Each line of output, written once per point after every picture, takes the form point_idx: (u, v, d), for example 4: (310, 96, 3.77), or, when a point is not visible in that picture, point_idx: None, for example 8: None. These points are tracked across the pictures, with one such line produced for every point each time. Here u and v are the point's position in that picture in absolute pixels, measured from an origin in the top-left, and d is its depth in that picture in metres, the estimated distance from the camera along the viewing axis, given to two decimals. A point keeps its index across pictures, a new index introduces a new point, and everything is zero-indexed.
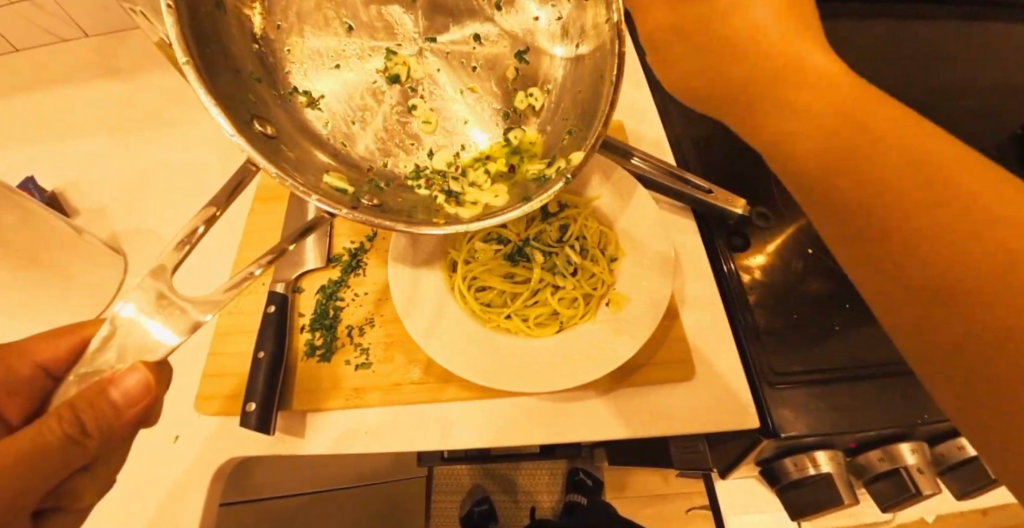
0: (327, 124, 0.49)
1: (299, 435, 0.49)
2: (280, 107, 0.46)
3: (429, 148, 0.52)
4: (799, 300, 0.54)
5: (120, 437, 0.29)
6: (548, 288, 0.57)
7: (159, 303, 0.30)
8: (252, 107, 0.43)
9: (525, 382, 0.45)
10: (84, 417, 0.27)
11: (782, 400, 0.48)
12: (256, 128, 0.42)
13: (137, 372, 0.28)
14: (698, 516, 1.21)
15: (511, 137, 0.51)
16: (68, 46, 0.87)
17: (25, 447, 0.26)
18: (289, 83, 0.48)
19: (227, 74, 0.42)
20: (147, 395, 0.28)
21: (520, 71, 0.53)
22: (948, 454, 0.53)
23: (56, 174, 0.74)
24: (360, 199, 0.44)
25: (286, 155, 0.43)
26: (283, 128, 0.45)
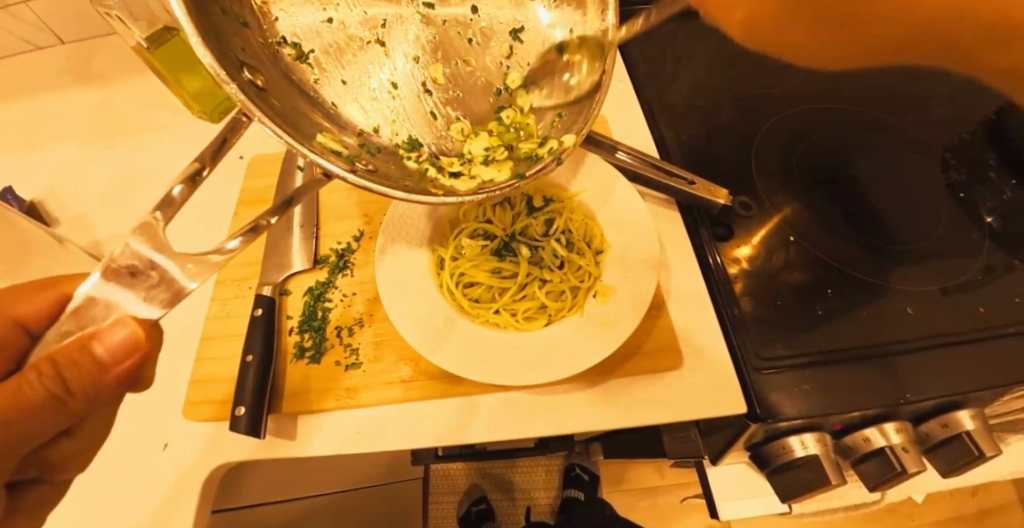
0: (318, 83, 0.47)
1: (290, 438, 0.49)
2: (267, 56, 0.44)
3: (430, 114, 0.51)
4: (781, 287, 0.56)
5: (108, 390, 0.30)
6: (535, 281, 0.58)
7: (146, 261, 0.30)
8: (240, 52, 0.40)
9: (515, 376, 0.45)
10: (64, 373, 0.27)
11: (768, 384, 0.50)
12: (245, 75, 0.39)
13: (123, 327, 0.27)
14: (693, 503, 1.26)
15: (501, 115, 0.50)
16: (44, 53, 0.86)
17: (14, 399, 0.27)
18: (275, 33, 0.46)
19: (215, 17, 0.39)
20: (129, 354, 0.28)
21: (514, 50, 0.51)
22: (933, 432, 0.55)
23: (34, 183, 0.72)
24: (355, 161, 0.43)
25: (276, 108, 0.40)
26: (271, 76, 0.43)
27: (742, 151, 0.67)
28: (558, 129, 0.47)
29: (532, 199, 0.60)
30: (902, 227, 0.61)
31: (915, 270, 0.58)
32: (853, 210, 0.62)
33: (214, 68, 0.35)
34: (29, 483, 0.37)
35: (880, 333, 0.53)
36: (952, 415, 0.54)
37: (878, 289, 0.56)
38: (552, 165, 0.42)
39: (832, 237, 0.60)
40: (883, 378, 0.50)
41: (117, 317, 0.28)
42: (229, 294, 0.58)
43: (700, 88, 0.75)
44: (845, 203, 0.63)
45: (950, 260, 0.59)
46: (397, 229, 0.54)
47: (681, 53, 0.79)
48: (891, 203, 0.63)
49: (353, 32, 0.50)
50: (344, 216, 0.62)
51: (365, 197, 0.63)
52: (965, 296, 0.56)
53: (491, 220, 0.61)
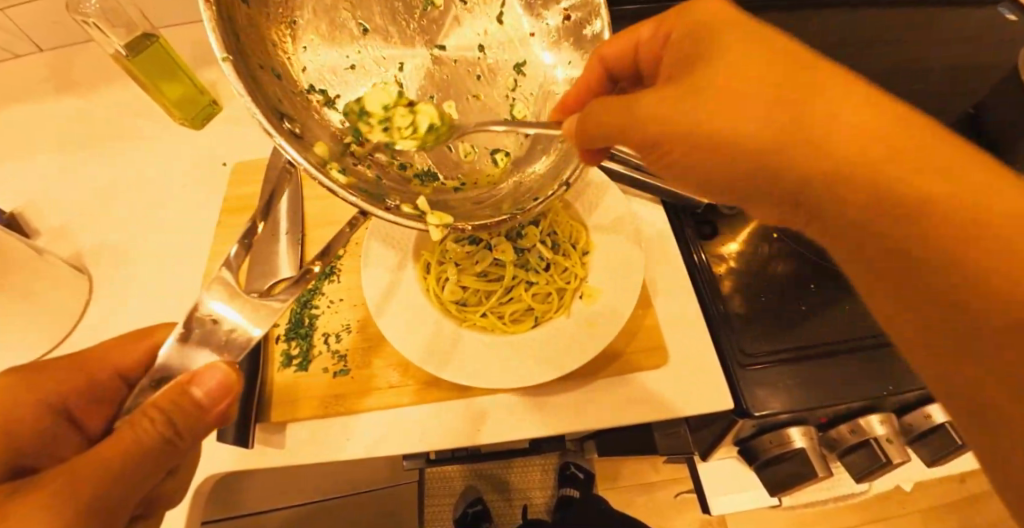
0: (343, 123, 0.45)
1: (280, 446, 0.49)
2: (299, 102, 0.42)
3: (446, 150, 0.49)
4: (764, 284, 0.57)
5: (202, 434, 0.31)
6: (522, 284, 0.58)
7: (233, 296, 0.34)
8: (278, 102, 0.40)
9: (503, 379, 0.45)
10: (174, 419, 0.29)
11: (754, 380, 0.50)
12: (285, 125, 0.38)
13: (217, 370, 0.31)
14: (687, 499, 1.27)
15: (494, 158, 0.51)
16: (24, 61, 0.84)
17: (129, 450, 0.28)
18: (304, 81, 0.44)
19: (254, 71, 0.38)
20: (229, 390, 0.31)
21: (519, 83, 0.51)
22: (917, 423, 0.56)
23: (14, 194, 0.71)
24: (386, 198, 0.42)
25: (316, 152, 0.40)
26: (307, 125, 0.42)
27: None
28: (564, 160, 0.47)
29: None
30: None
31: None
32: None
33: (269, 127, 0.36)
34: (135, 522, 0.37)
35: (863, 326, 0.54)
36: (934, 407, 0.55)
37: None
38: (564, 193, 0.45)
39: None
40: (865, 369, 0.51)
41: (209, 363, 0.31)
42: None
43: None
44: None
45: None
46: (384, 233, 0.54)
47: None
48: None
49: (371, 78, 0.47)
50: (331, 222, 0.62)
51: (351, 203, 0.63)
52: None
53: None
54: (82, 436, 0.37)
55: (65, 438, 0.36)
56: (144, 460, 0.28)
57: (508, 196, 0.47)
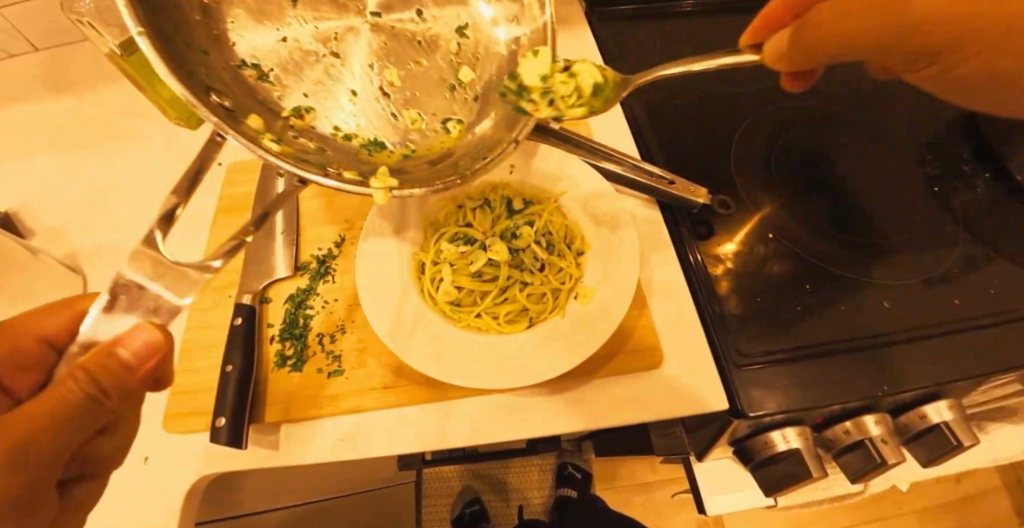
0: (281, 97, 0.47)
1: (274, 447, 0.49)
2: (232, 79, 0.44)
3: (392, 116, 0.49)
4: (760, 284, 0.57)
5: (133, 392, 0.32)
6: (516, 285, 0.59)
7: (154, 271, 0.32)
8: (206, 78, 0.41)
9: (498, 379, 0.45)
10: (99, 379, 0.30)
11: (749, 380, 0.50)
12: (212, 98, 0.40)
13: (144, 331, 0.30)
14: (685, 499, 1.27)
15: (447, 126, 0.48)
16: (20, 60, 0.84)
17: (54, 408, 0.29)
18: (236, 56, 0.46)
19: (177, 50, 0.40)
20: (154, 349, 0.30)
21: (462, 46, 0.52)
22: (912, 423, 0.56)
23: (8, 194, 0.71)
24: (326, 165, 0.42)
25: (250, 124, 0.42)
26: (242, 99, 0.44)
27: (722, 150, 0.68)
28: (511, 114, 0.44)
29: (511, 202, 0.61)
30: (881, 223, 0.62)
31: (895, 265, 0.59)
32: (833, 206, 0.63)
33: (186, 94, 0.37)
34: (72, 484, 0.38)
35: (858, 326, 0.54)
36: (929, 406, 0.55)
37: (853, 281, 0.57)
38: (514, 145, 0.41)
39: (813, 233, 0.61)
40: (860, 370, 0.51)
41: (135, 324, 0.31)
42: (209, 303, 0.57)
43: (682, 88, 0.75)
44: (826, 199, 0.64)
45: (926, 254, 0.60)
46: (379, 234, 0.54)
47: (663, 53, 0.80)
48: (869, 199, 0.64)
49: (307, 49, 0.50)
50: (326, 222, 0.61)
51: (346, 203, 0.63)
52: (943, 288, 0.57)
53: (471, 224, 0.61)
54: (14, 399, 0.40)
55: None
56: (75, 418, 0.30)
57: (463, 156, 0.44)
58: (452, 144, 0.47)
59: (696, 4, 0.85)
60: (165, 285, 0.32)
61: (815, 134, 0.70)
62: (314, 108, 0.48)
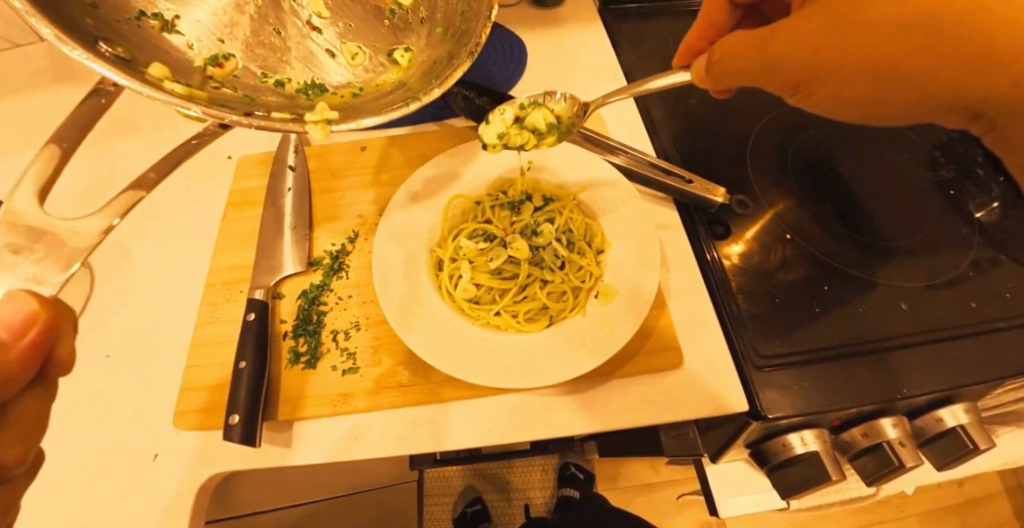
0: (191, 46, 0.43)
1: (288, 446, 0.48)
2: (129, 30, 0.39)
3: (329, 54, 0.48)
4: (777, 285, 0.56)
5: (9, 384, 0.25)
6: (536, 282, 0.59)
7: (30, 238, 0.29)
8: (91, 25, 0.36)
9: (517, 378, 0.45)
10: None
11: (769, 382, 0.50)
12: (103, 47, 0.34)
13: (17, 301, 0.24)
14: (690, 500, 1.26)
15: (395, 56, 0.46)
16: (23, 51, 0.83)
17: None
18: (131, 7, 0.41)
19: None
20: (37, 322, 0.25)
21: None
22: (927, 426, 0.56)
23: (13, 185, 0.70)
24: (253, 110, 0.38)
25: (155, 75, 0.36)
26: (143, 51, 0.38)
27: (736, 150, 0.68)
28: (460, 30, 0.43)
29: (531, 198, 0.60)
30: (892, 223, 0.62)
31: (907, 267, 0.58)
32: (845, 207, 0.63)
33: (58, 38, 0.31)
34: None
35: (873, 327, 0.53)
36: (945, 409, 0.54)
37: (867, 283, 0.57)
38: (466, 59, 0.38)
39: (827, 233, 0.61)
40: (877, 373, 0.50)
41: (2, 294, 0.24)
42: (220, 298, 0.57)
43: (693, 87, 0.75)
44: (838, 199, 0.64)
45: (935, 256, 0.59)
46: (394, 229, 0.53)
47: (675, 52, 0.79)
48: (880, 201, 0.64)
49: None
50: (337, 217, 0.61)
51: (357, 198, 0.62)
52: (956, 291, 0.56)
53: (491, 221, 0.61)
54: None
55: None
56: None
57: (418, 79, 0.42)
58: (402, 73, 0.45)
59: None
60: (45, 249, 0.29)
61: (827, 134, 0.70)
62: (233, 56, 0.44)
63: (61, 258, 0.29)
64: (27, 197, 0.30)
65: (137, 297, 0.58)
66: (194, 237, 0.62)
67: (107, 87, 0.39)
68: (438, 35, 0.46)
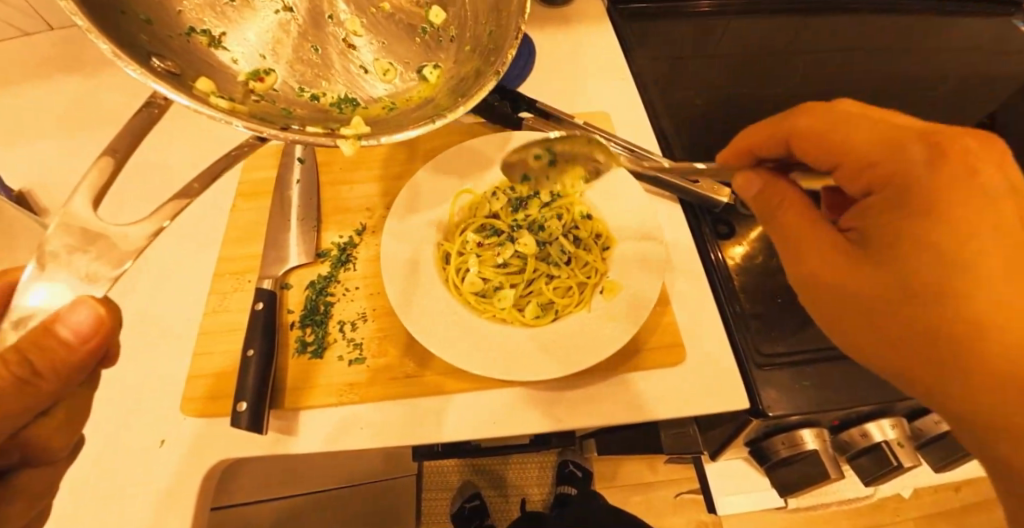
0: (236, 62, 0.43)
1: (292, 433, 0.48)
2: (181, 46, 0.39)
3: (364, 71, 0.48)
4: (778, 286, 0.57)
5: (78, 375, 0.29)
6: (542, 277, 0.60)
7: (85, 241, 0.29)
8: (145, 41, 0.36)
9: (517, 371, 0.45)
10: (31, 360, 0.26)
11: (769, 380, 0.51)
12: (155, 62, 0.35)
13: (83, 306, 0.27)
14: (687, 500, 1.27)
15: (423, 73, 0.46)
16: (31, 39, 0.83)
17: None
18: (182, 23, 0.41)
19: (105, 8, 0.35)
20: (98, 327, 0.27)
21: None
22: (926, 428, 0.56)
23: (23, 172, 0.71)
24: (289, 123, 0.38)
25: (202, 90, 0.37)
26: (191, 66, 0.39)
27: None
28: (488, 49, 0.43)
29: (538, 195, 0.61)
30: None
31: None
32: None
33: (117, 56, 0.32)
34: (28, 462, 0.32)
35: None
36: None
37: None
38: (493, 78, 0.38)
39: None
40: (876, 374, 0.51)
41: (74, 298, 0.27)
42: (229, 287, 0.57)
43: (700, 90, 0.75)
44: None
45: None
46: (402, 222, 0.54)
47: (681, 54, 0.79)
48: None
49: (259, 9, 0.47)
50: (344, 210, 0.61)
51: (365, 192, 0.62)
52: None
53: (497, 216, 0.62)
54: None
55: None
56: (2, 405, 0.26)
57: (445, 98, 0.42)
58: (430, 91, 0.45)
59: (712, 4, 0.85)
60: (96, 252, 0.29)
61: None
62: (273, 70, 0.44)
63: (112, 259, 0.29)
64: (82, 201, 0.30)
65: (146, 286, 0.59)
66: (202, 227, 0.62)
67: (156, 99, 0.38)
68: (467, 53, 0.46)
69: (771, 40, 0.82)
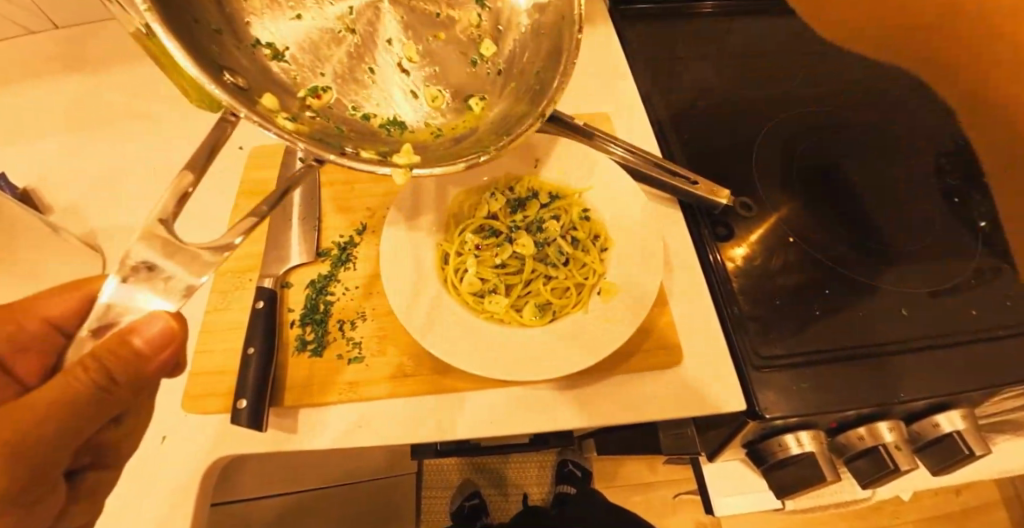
0: (297, 77, 0.45)
1: (292, 431, 0.49)
2: (249, 62, 0.42)
3: (413, 95, 0.49)
4: (777, 288, 0.57)
5: (146, 381, 0.31)
6: (541, 278, 0.60)
7: (165, 254, 0.29)
8: (220, 58, 0.39)
9: (513, 371, 0.45)
10: (109, 367, 0.29)
11: (766, 382, 0.51)
12: (226, 78, 0.38)
13: (158, 321, 0.29)
14: (685, 501, 1.27)
15: (469, 104, 0.47)
16: (37, 38, 0.84)
17: (60, 393, 0.28)
18: (250, 36, 0.44)
19: (190, 27, 0.38)
20: (173, 339, 0.29)
21: (483, 17, 0.51)
22: (924, 432, 0.56)
23: (27, 170, 0.72)
24: (342, 146, 0.40)
25: (266, 106, 0.39)
26: (257, 82, 0.42)
27: (742, 154, 0.68)
28: (533, 88, 0.43)
29: (538, 195, 0.61)
30: (885, 230, 0.62)
31: (904, 273, 0.59)
32: (843, 211, 0.63)
33: (197, 74, 0.35)
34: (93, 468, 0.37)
35: (871, 333, 0.54)
36: (942, 415, 0.55)
37: (867, 285, 0.57)
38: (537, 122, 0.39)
39: (826, 235, 0.61)
40: (873, 377, 0.51)
41: (150, 313, 0.29)
42: (231, 286, 0.58)
43: (701, 91, 0.75)
44: (837, 205, 0.64)
45: (931, 264, 0.59)
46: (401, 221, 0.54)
47: (681, 54, 0.79)
48: (878, 208, 0.64)
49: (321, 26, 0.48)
50: (344, 210, 0.61)
51: (366, 192, 0.63)
52: (955, 298, 0.56)
53: (496, 217, 0.62)
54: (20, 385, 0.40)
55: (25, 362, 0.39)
56: (84, 408, 0.29)
57: (486, 134, 0.42)
58: (475, 123, 0.46)
59: (715, 6, 0.85)
60: (177, 264, 0.30)
61: (832, 140, 0.70)
62: (330, 88, 0.46)
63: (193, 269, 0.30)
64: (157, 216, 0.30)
65: None
66: (202, 226, 0.63)
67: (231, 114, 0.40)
68: (514, 84, 0.46)
69: (773, 41, 0.81)
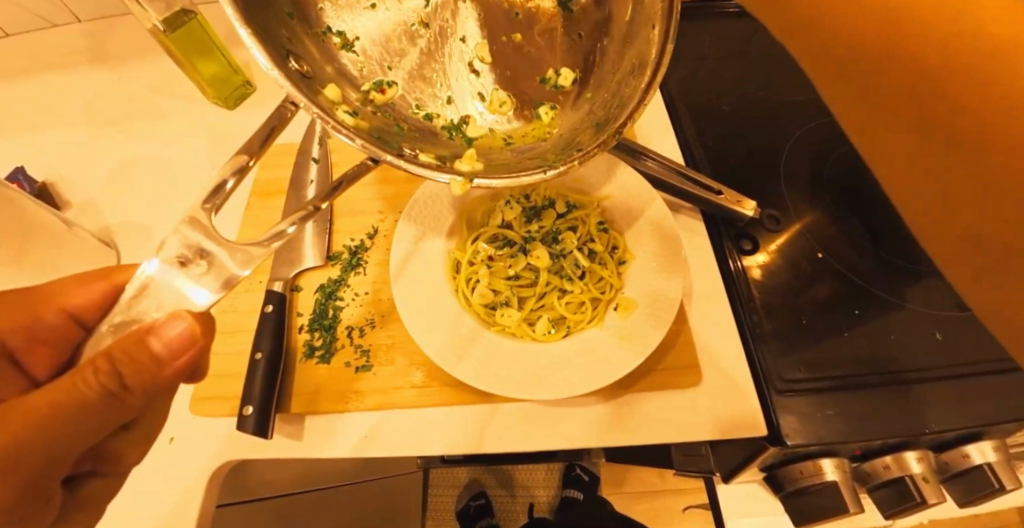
0: (363, 70, 0.45)
1: (299, 438, 0.48)
2: (316, 49, 0.42)
3: (483, 99, 0.48)
4: (806, 306, 0.54)
5: (159, 388, 0.29)
6: (555, 292, 0.58)
7: (196, 253, 0.29)
8: (287, 43, 0.39)
9: (523, 390, 0.44)
10: (122, 370, 0.26)
11: (790, 406, 0.48)
12: (293, 65, 0.38)
13: (182, 320, 0.26)
14: (696, 513, 1.23)
15: (538, 112, 0.45)
16: (60, 31, 0.84)
17: (68, 398, 0.26)
18: (320, 22, 0.44)
19: (261, 9, 0.37)
20: (193, 343, 0.27)
21: (565, 20, 0.47)
22: (953, 462, 0.53)
23: (47, 164, 0.72)
24: (403, 146, 0.40)
25: (328, 98, 0.39)
26: (323, 70, 0.41)
27: (765, 162, 0.65)
28: (610, 106, 0.40)
29: (554, 205, 0.60)
30: (913, 241, 0.58)
31: (933, 288, 0.55)
32: (867, 220, 0.60)
33: (266, 61, 0.34)
34: (88, 477, 0.35)
35: (906, 358, 0.51)
36: (972, 445, 0.52)
37: (898, 307, 0.54)
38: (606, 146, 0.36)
39: (849, 249, 0.58)
40: (902, 406, 0.48)
41: (173, 312, 0.27)
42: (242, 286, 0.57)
43: (725, 95, 0.72)
44: (861, 215, 0.60)
45: None
46: (416, 218, 0.54)
47: (707, 56, 0.76)
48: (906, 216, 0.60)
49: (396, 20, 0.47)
50: (356, 212, 0.61)
51: (376, 194, 0.62)
52: (985, 317, 0.53)
53: (510, 226, 0.61)
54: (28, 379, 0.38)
55: (34, 356, 0.38)
56: (92, 416, 0.27)
57: (550, 149, 0.41)
58: (543, 134, 0.44)
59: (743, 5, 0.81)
60: (222, 253, 0.30)
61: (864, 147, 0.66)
62: (395, 83, 0.45)
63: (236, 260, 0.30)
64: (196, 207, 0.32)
65: None
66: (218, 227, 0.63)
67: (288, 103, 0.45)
68: (588, 100, 0.43)
69: None
